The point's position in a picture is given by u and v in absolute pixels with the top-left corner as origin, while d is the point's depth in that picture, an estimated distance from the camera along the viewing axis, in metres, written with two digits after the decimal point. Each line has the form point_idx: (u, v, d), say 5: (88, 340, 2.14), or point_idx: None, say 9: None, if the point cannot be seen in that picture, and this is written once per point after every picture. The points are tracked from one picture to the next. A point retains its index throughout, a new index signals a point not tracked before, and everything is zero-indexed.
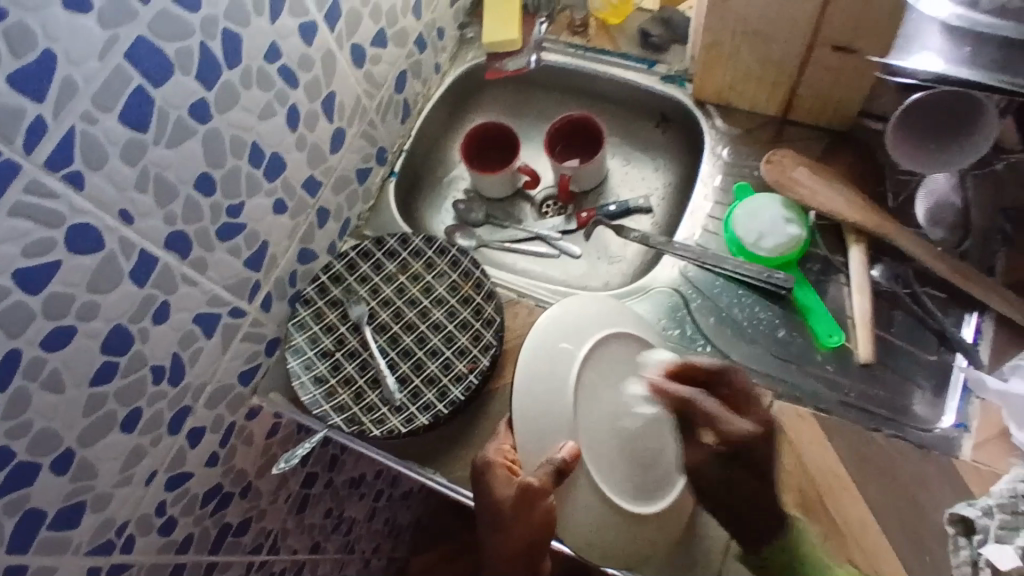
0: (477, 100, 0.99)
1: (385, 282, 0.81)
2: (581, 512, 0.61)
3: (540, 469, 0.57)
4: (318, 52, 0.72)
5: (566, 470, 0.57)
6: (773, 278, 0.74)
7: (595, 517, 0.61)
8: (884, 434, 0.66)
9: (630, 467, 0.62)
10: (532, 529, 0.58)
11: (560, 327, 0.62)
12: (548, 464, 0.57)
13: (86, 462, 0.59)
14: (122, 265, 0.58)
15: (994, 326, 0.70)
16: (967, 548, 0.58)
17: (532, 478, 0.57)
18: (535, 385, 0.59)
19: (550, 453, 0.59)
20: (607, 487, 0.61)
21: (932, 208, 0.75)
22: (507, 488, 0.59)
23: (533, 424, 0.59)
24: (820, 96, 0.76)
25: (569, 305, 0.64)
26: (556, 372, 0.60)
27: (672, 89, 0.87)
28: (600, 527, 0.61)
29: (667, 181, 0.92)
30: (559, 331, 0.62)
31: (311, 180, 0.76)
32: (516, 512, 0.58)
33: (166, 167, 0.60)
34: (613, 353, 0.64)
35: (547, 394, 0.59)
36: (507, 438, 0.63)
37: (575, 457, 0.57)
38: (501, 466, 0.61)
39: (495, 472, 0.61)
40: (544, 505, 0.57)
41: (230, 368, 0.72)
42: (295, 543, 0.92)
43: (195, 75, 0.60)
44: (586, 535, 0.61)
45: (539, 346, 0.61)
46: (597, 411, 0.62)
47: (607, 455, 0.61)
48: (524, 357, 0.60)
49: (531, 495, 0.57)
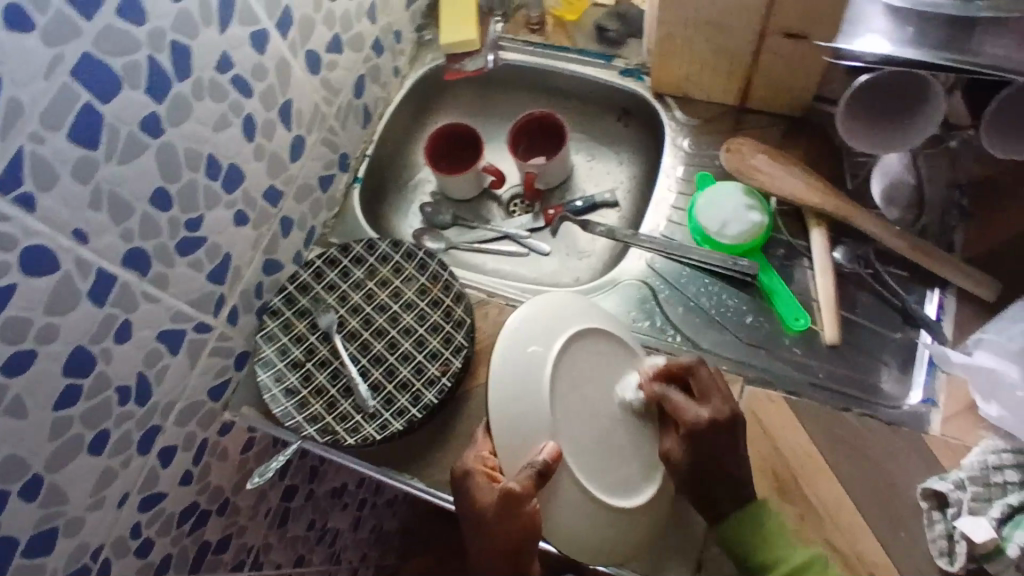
0: (438, 102, 0.99)
1: (353, 289, 0.80)
2: (568, 514, 0.60)
3: (522, 473, 0.56)
4: (271, 61, 0.71)
5: (548, 472, 0.56)
6: (738, 266, 0.74)
7: (582, 517, 0.60)
8: (854, 413, 0.67)
9: (613, 461, 0.62)
10: (518, 533, 0.58)
11: (528, 331, 0.61)
12: (528, 467, 0.56)
13: (55, 488, 0.58)
14: (80, 285, 0.57)
15: (956, 301, 0.71)
16: (942, 521, 0.61)
17: (512, 483, 0.56)
18: (512, 392, 0.58)
19: (530, 456, 0.57)
20: (592, 484, 0.60)
21: (887, 188, 0.76)
22: (489, 495, 0.58)
23: (511, 432, 0.57)
24: (774, 83, 0.77)
25: (537, 308, 0.63)
26: (529, 376, 0.59)
27: (630, 82, 0.88)
28: (590, 527, 0.60)
29: (631, 174, 0.93)
30: (529, 335, 0.61)
31: (272, 190, 0.76)
32: (499, 519, 0.57)
33: (120, 184, 0.59)
34: (585, 351, 0.63)
35: (523, 401, 0.58)
36: (485, 444, 0.61)
37: (555, 458, 0.56)
38: (482, 473, 0.60)
39: (476, 479, 0.60)
40: (527, 509, 0.56)
41: (199, 384, 0.71)
42: (278, 558, 0.91)
43: (145, 89, 0.59)
44: (575, 538, 0.60)
45: (510, 352, 0.60)
46: (577, 410, 0.61)
47: (590, 451, 0.60)
48: (495, 367, 0.59)
49: (513, 500, 0.56)
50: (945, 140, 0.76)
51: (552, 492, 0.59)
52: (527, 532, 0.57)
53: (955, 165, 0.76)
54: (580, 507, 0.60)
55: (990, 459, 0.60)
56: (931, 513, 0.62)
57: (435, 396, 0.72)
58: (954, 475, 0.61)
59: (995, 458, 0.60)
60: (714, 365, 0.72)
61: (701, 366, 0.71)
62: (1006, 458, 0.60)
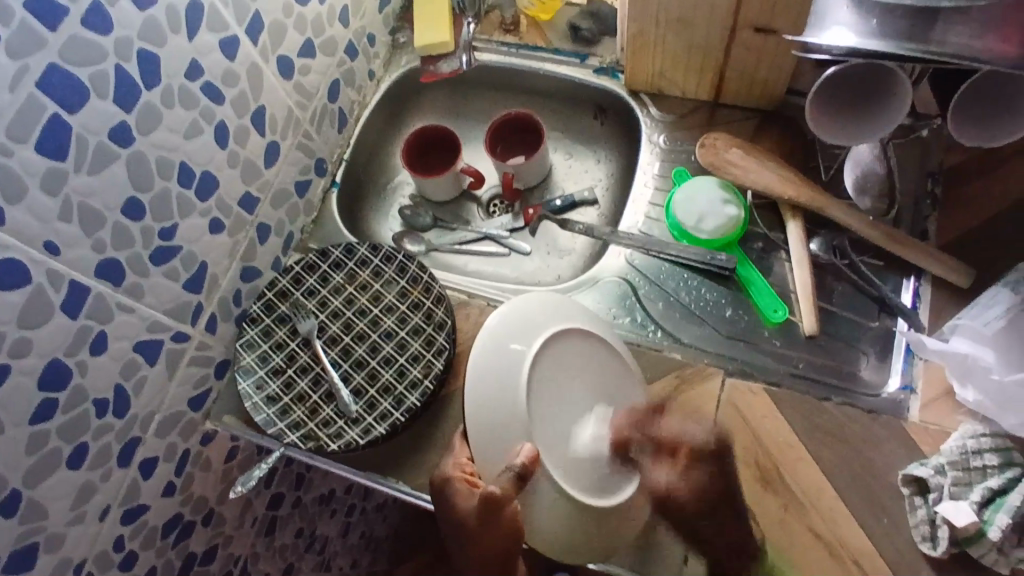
0: (415, 105, 0.99)
1: (333, 294, 0.80)
2: (546, 516, 0.60)
3: (501, 478, 0.56)
4: (242, 67, 0.71)
5: (528, 475, 0.56)
6: (715, 259, 0.75)
7: (562, 519, 0.60)
8: (834, 402, 0.68)
9: (588, 461, 0.61)
10: (502, 538, 0.57)
11: (510, 328, 0.62)
12: (507, 471, 0.56)
13: (34, 503, 0.58)
14: (52, 298, 0.56)
15: (931, 289, 0.72)
16: (924, 507, 0.62)
17: (493, 487, 0.56)
18: (490, 390, 0.59)
19: (509, 458, 0.58)
20: (566, 484, 0.60)
21: (859, 177, 0.77)
22: (469, 502, 0.58)
23: (485, 428, 0.59)
24: (746, 78, 0.77)
25: (521, 304, 0.64)
26: (508, 373, 0.60)
27: (605, 80, 0.88)
28: (571, 528, 0.60)
29: (609, 171, 0.93)
30: (509, 332, 0.62)
31: (247, 196, 0.75)
32: (483, 526, 0.57)
33: (90, 195, 0.58)
34: (566, 349, 0.63)
35: (499, 397, 0.59)
36: (462, 451, 0.61)
37: (533, 460, 0.56)
38: (461, 480, 0.60)
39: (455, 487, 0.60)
40: (509, 512, 0.56)
41: (178, 395, 0.70)
42: (266, 567, 0.90)
43: (113, 98, 0.59)
44: (558, 539, 0.61)
45: (489, 348, 0.61)
46: (554, 411, 0.61)
47: (563, 451, 0.61)
48: (473, 361, 0.60)
49: (495, 505, 0.56)
50: (916, 130, 0.76)
51: (531, 495, 0.59)
52: (511, 538, 0.57)
53: (927, 154, 0.76)
54: (558, 508, 0.60)
55: (970, 444, 0.61)
56: (913, 499, 0.63)
57: (418, 398, 0.72)
58: (933, 461, 0.62)
59: (974, 442, 0.61)
60: (695, 360, 0.72)
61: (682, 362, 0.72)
62: (985, 442, 0.61)
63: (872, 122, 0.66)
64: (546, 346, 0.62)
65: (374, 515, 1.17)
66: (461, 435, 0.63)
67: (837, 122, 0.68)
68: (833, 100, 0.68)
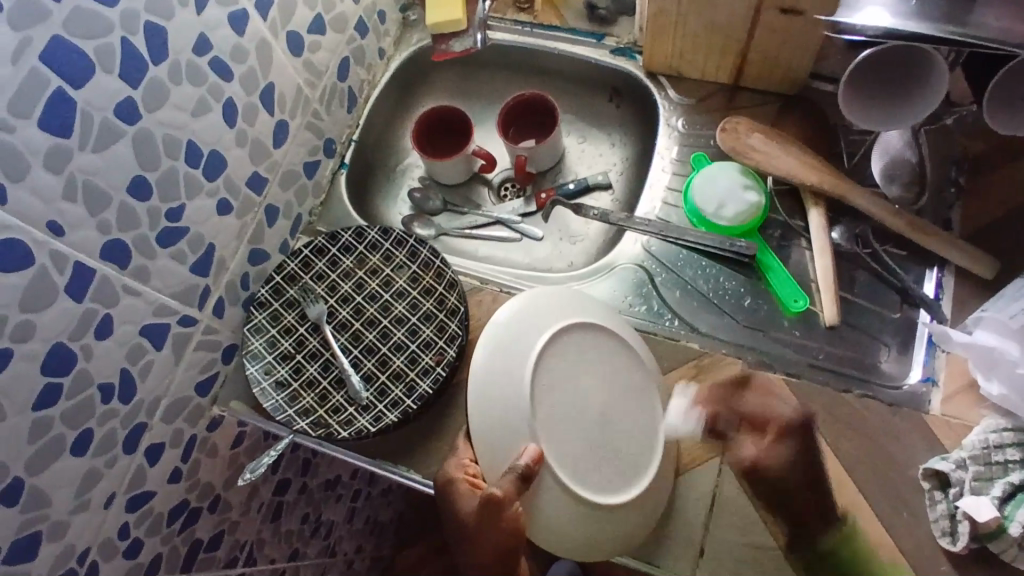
0: (425, 85, 0.96)
1: (343, 278, 0.78)
2: (552, 509, 0.58)
3: (502, 479, 0.55)
4: (251, 43, 0.68)
5: (530, 475, 0.55)
6: (734, 246, 0.73)
7: (567, 516, 0.59)
8: (855, 394, 0.66)
9: (597, 457, 0.60)
10: (506, 538, 0.56)
11: (516, 320, 0.61)
12: (511, 472, 0.55)
13: (37, 491, 0.57)
14: (56, 281, 0.55)
15: (955, 280, 0.70)
16: (944, 501, 0.61)
17: (494, 488, 0.55)
18: (497, 372, 0.59)
19: (513, 459, 0.57)
20: (571, 480, 0.58)
21: (887, 167, 0.75)
22: (471, 503, 0.58)
23: (488, 427, 0.58)
24: (769, 63, 0.75)
25: (526, 298, 0.63)
26: (516, 357, 0.59)
27: (622, 61, 0.86)
28: (578, 523, 0.59)
29: (624, 156, 0.91)
30: (513, 329, 0.60)
31: (256, 177, 0.73)
32: (482, 524, 0.56)
33: (95, 173, 0.56)
34: (577, 344, 0.62)
35: (503, 395, 0.58)
36: (466, 453, 0.61)
37: (538, 460, 0.56)
38: (464, 481, 0.59)
39: (458, 488, 0.59)
40: (511, 514, 0.55)
41: (185, 380, 0.69)
42: (273, 552, 0.90)
43: (118, 73, 0.57)
44: (559, 536, 0.59)
45: (495, 345, 0.60)
46: (563, 404, 0.60)
47: (572, 448, 0.59)
48: (478, 360, 0.60)
49: (495, 506, 0.55)
50: (943, 117, 0.74)
51: (536, 491, 0.58)
52: (513, 538, 0.56)
53: (953, 142, 0.74)
54: (565, 504, 0.58)
55: (991, 438, 0.60)
56: (933, 493, 0.61)
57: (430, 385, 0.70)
58: (955, 454, 0.61)
59: (996, 437, 0.60)
60: (712, 348, 0.71)
61: (699, 351, 0.70)
62: (1007, 437, 0.59)
63: (914, 89, 0.64)
64: (552, 339, 0.60)
65: (380, 500, 1.16)
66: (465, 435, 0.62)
67: (880, 105, 0.66)
68: (863, 94, 0.66)
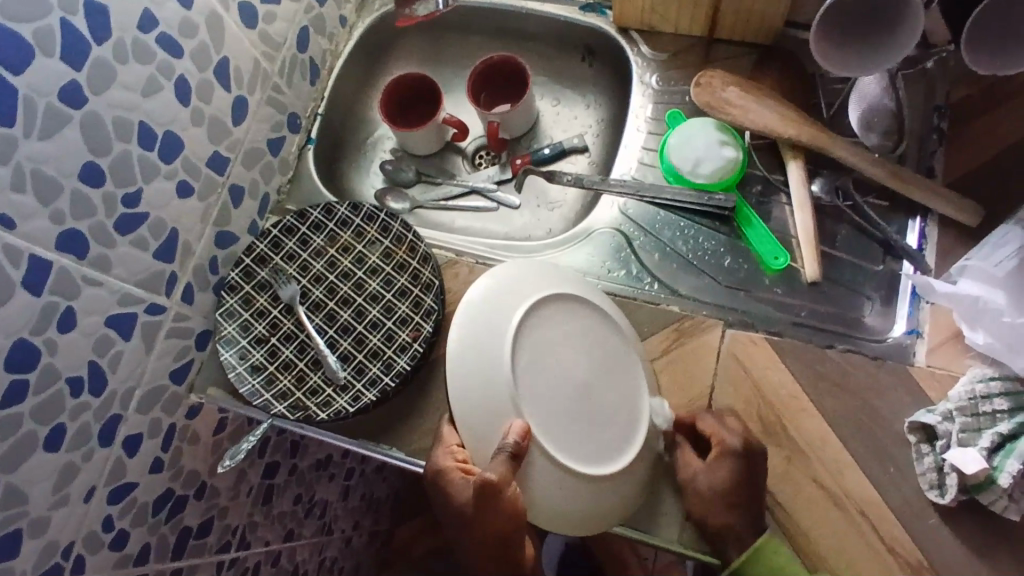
0: (391, 53, 0.93)
1: (314, 257, 0.76)
2: (547, 491, 0.57)
3: (495, 462, 0.53)
4: (200, 16, 0.65)
5: (521, 452, 0.54)
6: (714, 201, 0.71)
7: (569, 494, 0.58)
8: (838, 349, 0.66)
9: (582, 430, 0.59)
10: (505, 524, 0.54)
11: (484, 301, 0.60)
12: (501, 452, 0.54)
13: (13, 488, 0.56)
14: (12, 275, 0.53)
15: (939, 229, 0.69)
16: (931, 454, 0.60)
17: (488, 472, 0.52)
18: (469, 342, 0.58)
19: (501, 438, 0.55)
20: (559, 451, 0.57)
21: (865, 114, 0.73)
22: (465, 492, 0.56)
23: (472, 405, 0.57)
24: (742, 11, 0.72)
25: (492, 278, 0.61)
26: (492, 328, 0.58)
27: (593, 18, 0.83)
28: (577, 503, 0.58)
29: (599, 117, 0.88)
30: (489, 304, 0.60)
31: (217, 157, 0.71)
32: (481, 511, 0.54)
33: (43, 161, 0.54)
34: (553, 317, 0.60)
35: (485, 370, 0.57)
36: (452, 437, 0.59)
37: (525, 436, 0.55)
38: (455, 470, 0.57)
39: (451, 476, 0.57)
40: (509, 496, 0.53)
41: (158, 368, 0.68)
42: (266, 535, 0.90)
43: (61, 56, 0.54)
44: (567, 516, 0.58)
45: (466, 331, 0.58)
46: (546, 377, 0.59)
47: (558, 420, 0.58)
48: (450, 352, 0.58)
49: (492, 492, 0.53)
50: (923, 61, 0.72)
51: (529, 480, 0.57)
52: (515, 521, 0.54)
53: (934, 86, 0.72)
54: (556, 479, 0.57)
55: (978, 388, 0.59)
56: (920, 446, 0.61)
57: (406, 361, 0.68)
58: (941, 407, 0.60)
59: (983, 387, 0.59)
60: (693, 311, 0.69)
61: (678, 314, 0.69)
62: (994, 386, 0.59)
63: (904, 9, 0.60)
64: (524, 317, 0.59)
65: (373, 476, 1.17)
66: (449, 422, 0.60)
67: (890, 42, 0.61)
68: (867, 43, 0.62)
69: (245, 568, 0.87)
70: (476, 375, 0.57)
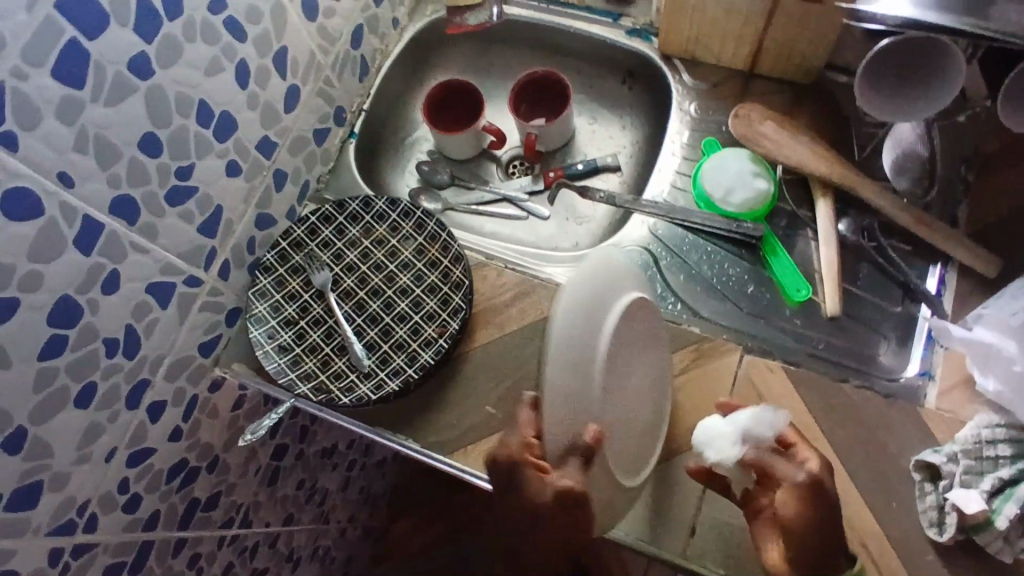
0: (438, 58, 0.96)
1: (349, 247, 0.78)
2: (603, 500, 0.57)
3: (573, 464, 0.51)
4: (266, 5, 0.68)
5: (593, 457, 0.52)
6: (742, 228, 0.74)
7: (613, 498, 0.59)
8: (851, 384, 0.67)
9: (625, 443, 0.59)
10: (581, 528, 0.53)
11: (580, 293, 0.52)
12: (575, 452, 0.51)
13: (40, 441, 0.57)
14: (65, 233, 0.55)
15: (958, 277, 0.70)
16: (933, 493, 0.61)
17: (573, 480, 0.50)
18: (572, 331, 0.51)
19: (573, 439, 0.52)
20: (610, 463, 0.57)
21: (898, 158, 0.75)
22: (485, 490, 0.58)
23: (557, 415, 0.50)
24: (784, 50, 0.75)
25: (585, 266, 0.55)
26: (591, 323, 0.53)
27: (637, 42, 0.86)
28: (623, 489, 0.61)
29: (634, 139, 0.91)
30: (591, 291, 0.54)
31: (265, 141, 0.73)
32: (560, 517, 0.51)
33: (106, 127, 0.56)
34: (631, 321, 0.58)
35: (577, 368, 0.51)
36: (530, 429, 0.52)
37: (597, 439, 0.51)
38: (530, 464, 0.51)
39: (524, 473, 0.52)
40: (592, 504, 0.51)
41: (189, 340, 0.69)
42: (267, 516, 0.91)
43: (134, 27, 0.57)
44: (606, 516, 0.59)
45: (564, 333, 0.50)
46: (615, 384, 0.56)
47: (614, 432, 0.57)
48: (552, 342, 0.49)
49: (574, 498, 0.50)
50: (955, 114, 0.74)
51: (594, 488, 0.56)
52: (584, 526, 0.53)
53: (965, 139, 0.74)
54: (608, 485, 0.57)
55: (984, 433, 0.61)
56: (923, 485, 0.62)
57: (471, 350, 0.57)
58: (948, 448, 0.62)
59: (988, 432, 0.61)
60: (714, 334, 0.71)
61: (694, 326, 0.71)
62: (999, 433, 0.61)
63: (945, 47, 0.62)
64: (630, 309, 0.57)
65: (374, 472, 1.19)
66: (528, 407, 0.53)
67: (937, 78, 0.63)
68: (917, 82, 0.65)
69: (243, 547, 0.89)
70: (568, 372, 0.51)
